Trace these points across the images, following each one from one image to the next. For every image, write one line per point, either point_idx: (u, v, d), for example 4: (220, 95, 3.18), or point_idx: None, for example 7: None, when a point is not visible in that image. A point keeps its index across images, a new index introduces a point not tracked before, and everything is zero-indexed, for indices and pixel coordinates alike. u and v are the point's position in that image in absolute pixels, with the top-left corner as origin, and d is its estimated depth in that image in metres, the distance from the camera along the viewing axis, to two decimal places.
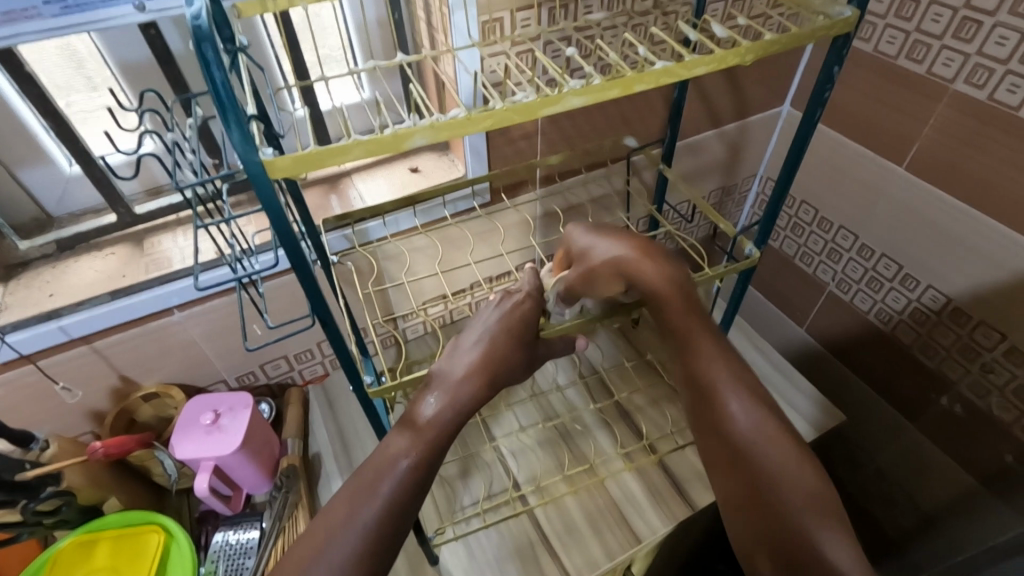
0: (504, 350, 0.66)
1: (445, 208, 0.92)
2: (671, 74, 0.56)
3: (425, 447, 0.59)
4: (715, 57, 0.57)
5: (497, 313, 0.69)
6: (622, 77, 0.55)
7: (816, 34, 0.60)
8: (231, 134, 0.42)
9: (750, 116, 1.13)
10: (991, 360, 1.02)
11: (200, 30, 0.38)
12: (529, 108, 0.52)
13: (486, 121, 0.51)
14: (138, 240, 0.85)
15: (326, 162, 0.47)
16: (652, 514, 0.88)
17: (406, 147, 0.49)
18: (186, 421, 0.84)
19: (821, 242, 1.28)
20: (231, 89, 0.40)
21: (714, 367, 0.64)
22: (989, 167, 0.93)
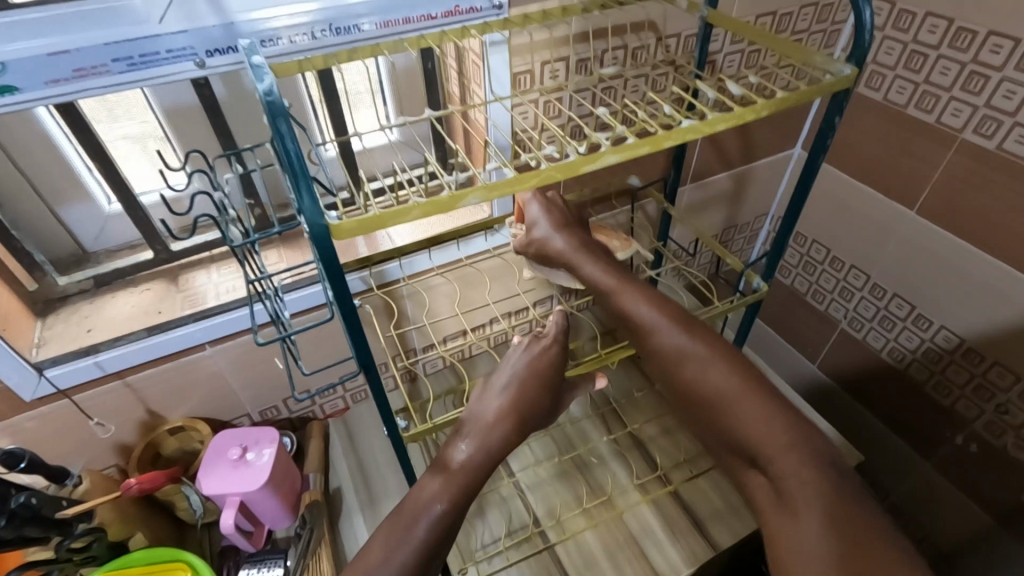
0: (533, 399, 0.67)
1: (459, 248, 0.92)
2: (695, 130, 0.59)
3: (459, 487, 0.60)
4: (735, 114, 0.60)
5: (525, 356, 0.69)
6: (653, 135, 0.58)
7: (822, 90, 0.63)
8: (300, 196, 0.45)
9: (758, 159, 1.17)
10: (1006, 400, 1.04)
11: (273, 106, 0.43)
12: (570, 166, 0.55)
13: (534, 179, 0.54)
14: (172, 276, 0.87)
15: (386, 222, 0.49)
16: (671, 549, 0.87)
17: (456, 206, 0.52)
18: (212, 456, 0.84)
19: (833, 281, 1.30)
20: (303, 157, 0.44)
21: (635, 304, 0.72)
22: (996, 211, 0.96)
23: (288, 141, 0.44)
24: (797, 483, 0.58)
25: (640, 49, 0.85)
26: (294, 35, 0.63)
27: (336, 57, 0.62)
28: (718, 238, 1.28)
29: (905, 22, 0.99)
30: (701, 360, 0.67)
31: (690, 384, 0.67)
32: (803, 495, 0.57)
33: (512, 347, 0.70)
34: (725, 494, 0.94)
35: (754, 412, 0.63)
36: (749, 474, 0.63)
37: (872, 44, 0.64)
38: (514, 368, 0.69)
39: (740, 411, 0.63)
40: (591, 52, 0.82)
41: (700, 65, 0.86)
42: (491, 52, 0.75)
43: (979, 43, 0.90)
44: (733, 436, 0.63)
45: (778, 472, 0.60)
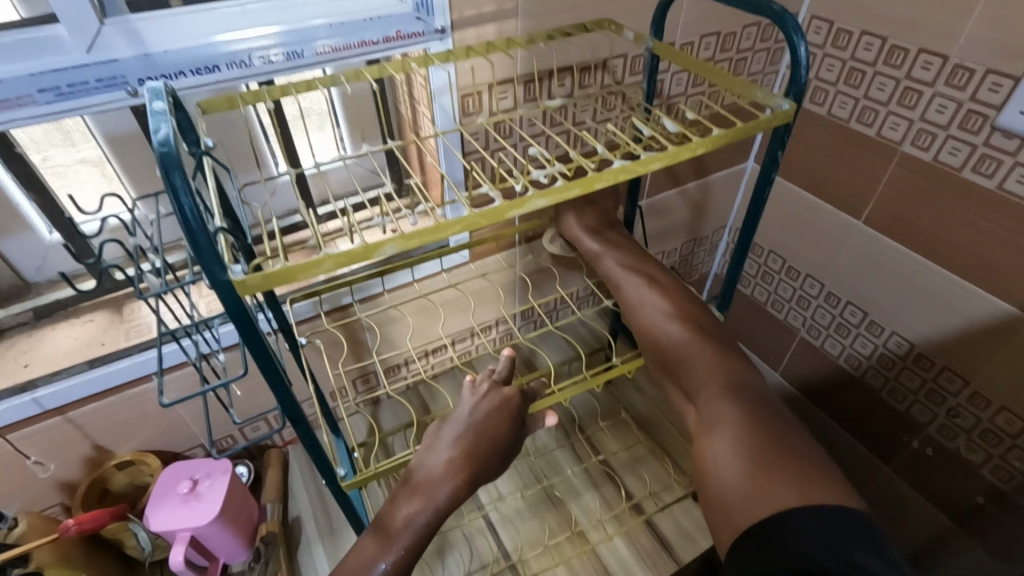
0: (491, 454, 0.57)
1: (411, 273, 0.89)
2: (630, 171, 0.54)
3: (398, 542, 0.54)
4: (669, 154, 0.55)
5: (483, 406, 0.59)
6: (583, 176, 0.52)
7: (761, 129, 0.59)
8: (197, 254, 0.37)
9: (711, 175, 1.19)
10: (956, 403, 1.06)
11: (167, 157, 0.35)
12: (493, 213, 0.48)
13: (457, 225, 0.46)
14: (117, 306, 0.85)
15: (298, 276, 0.41)
16: (636, 568, 0.88)
17: (375, 255, 0.44)
18: (162, 491, 0.82)
19: (790, 290, 1.33)
20: (203, 216, 0.35)
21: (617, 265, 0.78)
22: (936, 222, 0.99)
23: (186, 196, 0.36)
24: (725, 412, 0.59)
25: (587, 72, 0.87)
26: (244, 59, 0.63)
27: (271, 92, 0.61)
28: (679, 252, 1.30)
29: (843, 40, 1.04)
30: (661, 315, 0.71)
31: (649, 335, 0.71)
32: (725, 421, 0.58)
33: (461, 394, 0.60)
34: (689, 514, 0.94)
35: (704, 358, 0.65)
36: (689, 412, 0.64)
37: (806, 79, 0.61)
38: (466, 419, 0.58)
39: (688, 354, 0.67)
40: (541, 76, 0.83)
41: (649, 98, 0.81)
42: (435, 94, 0.77)
43: (911, 60, 0.95)
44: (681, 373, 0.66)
45: (709, 406, 0.61)
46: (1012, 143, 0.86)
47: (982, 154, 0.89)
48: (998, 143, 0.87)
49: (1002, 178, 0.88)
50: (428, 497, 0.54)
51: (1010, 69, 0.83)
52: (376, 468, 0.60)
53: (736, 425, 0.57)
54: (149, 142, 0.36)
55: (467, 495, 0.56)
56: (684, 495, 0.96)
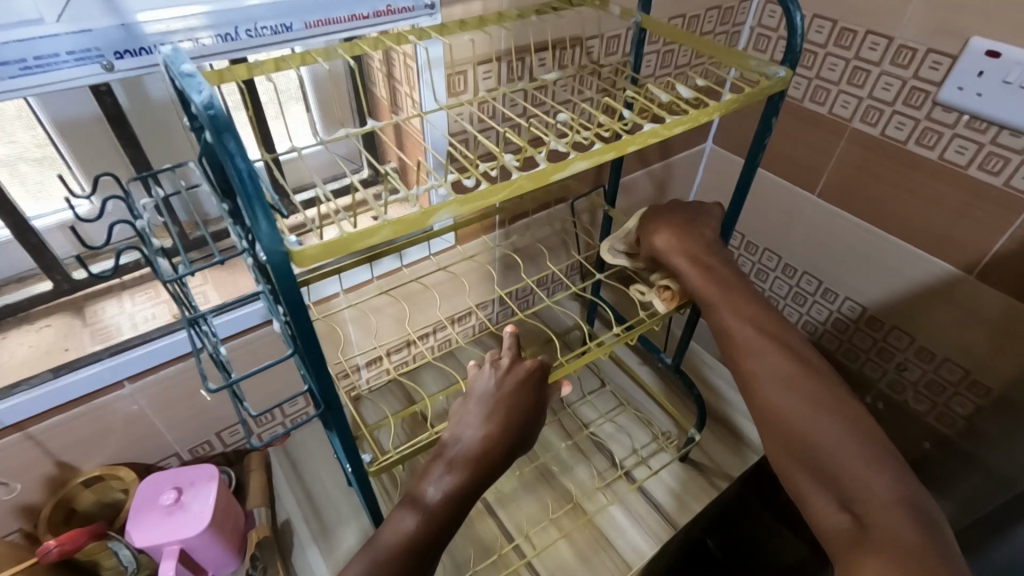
0: (522, 426, 0.58)
1: (398, 258, 0.87)
2: (659, 135, 0.55)
3: (435, 517, 0.54)
4: (692, 118, 0.56)
5: (502, 382, 0.59)
6: (618, 140, 0.53)
7: (758, 95, 0.62)
8: (256, 221, 0.34)
9: (674, 156, 1.23)
10: (904, 359, 1.16)
11: (217, 120, 0.33)
12: (541, 176, 0.48)
13: (507, 191, 0.46)
14: (77, 309, 0.77)
15: (357, 245, 0.39)
16: (635, 535, 0.90)
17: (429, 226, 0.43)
18: (143, 503, 0.76)
19: (750, 264, 1.40)
20: (259, 175, 0.34)
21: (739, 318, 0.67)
22: (883, 192, 1.07)
23: (239, 158, 0.34)
24: (901, 546, 0.50)
25: (566, 51, 0.87)
26: (222, 34, 0.59)
27: (264, 66, 0.58)
28: None
29: None
30: (796, 386, 0.61)
31: (775, 405, 0.61)
32: (901, 557, 0.49)
33: (479, 372, 0.60)
34: (680, 479, 0.97)
35: (861, 449, 0.56)
36: (829, 512, 0.55)
37: (801, 50, 0.64)
38: (492, 395, 0.58)
39: (832, 447, 0.56)
40: (523, 57, 0.83)
41: (636, 67, 0.82)
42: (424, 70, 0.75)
43: (859, 41, 1.02)
44: (821, 468, 0.56)
45: (875, 527, 0.52)
46: (950, 116, 0.94)
47: (925, 127, 0.98)
48: (938, 117, 0.95)
49: (942, 149, 0.97)
50: (465, 473, 0.54)
51: (949, 48, 0.91)
52: (402, 450, 0.60)
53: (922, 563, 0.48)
54: (191, 108, 0.34)
55: (500, 468, 0.56)
56: (674, 460, 0.99)
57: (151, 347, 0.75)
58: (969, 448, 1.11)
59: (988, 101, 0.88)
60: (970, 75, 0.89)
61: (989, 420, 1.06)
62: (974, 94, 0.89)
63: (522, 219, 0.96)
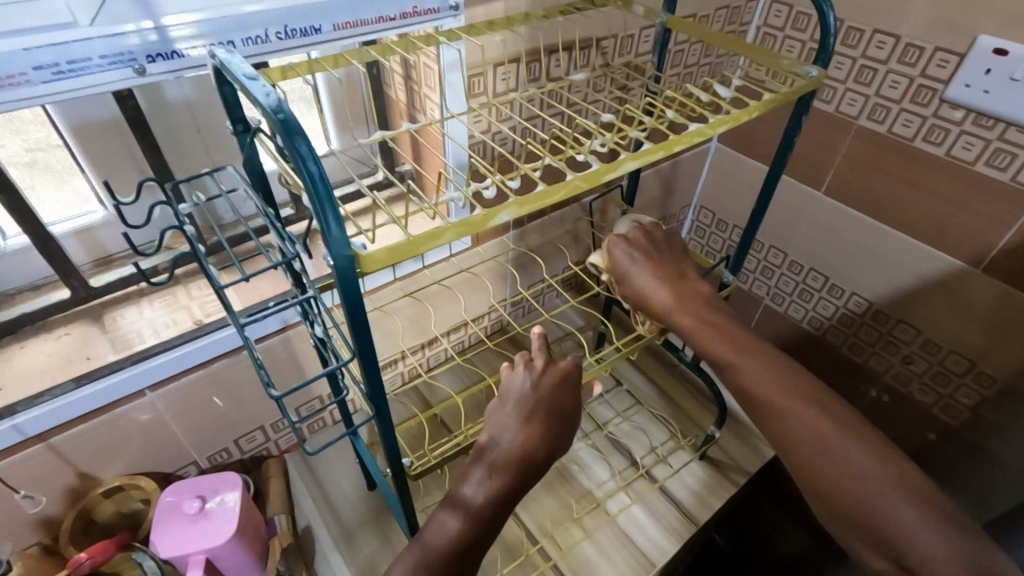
0: (561, 425, 0.58)
1: (420, 261, 0.86)
2: (704, 134, 0.56)
3: (478, 520, 0.53)
4: (732, 118, 0.58)
5: (539, 383, 0.59)
6: (664, 140, 0.54)
7: (792, 95, 0.64)
8: (326, 225, 0.35)
9: (681, 155, 1.24)
10: (910, 352, 1.18)
11: (287, 125, 0.33)
12: (594, 175, 0.49)
13: (562, 191, 0.47)
14: (95, 316, 0.76)
15: (420, 247, 0.41)
16: (658, 533, 0.90)
17: (490, 225, 0.44)
18: (167, 512, 0.75)
19: (756, 261, 1.41)
20: (330, 178, 0.34)
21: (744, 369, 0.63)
22: (890, 188, 1.09)
23: (309, 162, 0.34)
24: None
25: (585, 51, 0.87)
26: (252, 38, 0.58)
27: (297, 70, 0.58)
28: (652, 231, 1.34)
29: None
30: (822, 435, 0.58)
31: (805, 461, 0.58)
32: None
33: (513, 373, 0.60)
34: (698, 476, 0.98)
35: (903, 506, 0.53)
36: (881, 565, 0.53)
37: (834, 50, 0.67)
38: (529, 397, 0.58)
39: (870, 501, 0.54)
40: (543, 54, 0.82)
41: (659, 67, 0.85)
42: (446, 71, 0.74)
43: (866, 40, 1.03)
44: (867, 522, 0.54)
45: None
46: (957, 113, 0.96)
47: (931, 124, 0.99)
48: (945, 114, 0.97)
49: (949, 146, 0.99)
50: (507, 475, 0.54)
51: (956, 47, 0.92)
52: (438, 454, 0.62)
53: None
54: (261, 114, 0.34)
55: (541, 469, 0.56)
56: (692, 457, 1.00)
57: (173, 353, 0.74)
58: (977, 439, 1.13)
59: (994, 98, 0.90)
60: (977, 72, 0.90)
61: (996, 411, 1.08)
62: (981, 91, 0.91)
63: (539, 218, 0.96)
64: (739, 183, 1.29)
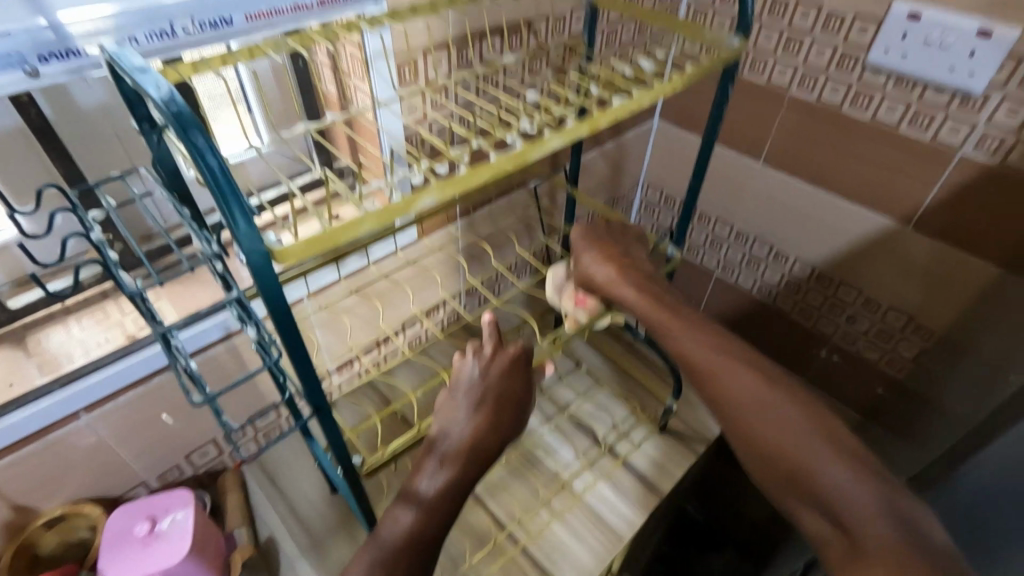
0: (512, 412, 0.57)
1: (365, 258, 0.84)
2: (626, 109, 0.58)
3: (433, 510, 0.53)
4: (656, 89, 0.59)
5: (490, 370, 0.58)
6: (588, 116, 0.55)
7: (715, 65, 0.65)
8: (233, 222, 0.35)
9: (623, 135, 1.23)
10: (854, 311, 1.23)
11: (180, 117, 0.32)
12: (518, 156, 0.50)
13: (487, 172, 0.48)
14: (17, 341, 0.72)
15: (340, 239, 0.41)
16: (624, 507, 0.92)
17: (414, 210, 0.45)
18: (116, 536, 0.71)
19: (705, 234, 1.43)
20: (232, 173, 0.33)
21: (691, 340, 0.64)
22: (823, 154, 1.12)
23: (210, 156, 0.34)
24: (890, 554, 0.47)
25: (517, 34, 0.86)
26: (154, 32, 0.55)
27: (210, 63, 0.55)
28: None
29: None
30: (763, 397, 0.59)
31: (750, 423, 0.58)
32: (890, 563, 0.47)
33: (462, 363, 0.59)
34: (659, 448, 1.00)
35: (833, 461, 0.53)
36: (819, 528, 0.52)
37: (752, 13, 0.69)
38: (478, 385, 0.58)
39: (808, 459, 0.54)
40: (473, 38, 0.81)
41: (589, 46, 0.86)
42: (372, 57, 0.73)
43: (791, 12, 1.04)
44: (806, 486, 0.53)
45: (866, 539, 0.49)
46: (879, 79, 0.99)
47: (857, 90, 1.02)
48: (868, 80, 1.00)
49: (875, 111, 1.02)
50: (459, 464, 0.54)
51: (874, 15, 0.95)
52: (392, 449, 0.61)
53: (904, 563, 0.46)
54: (153, 109, 0.33)
55: (493, 456, 0.56)
56: (652, 429, 1.02)
57: (107, 371, 0.70)
58: (920, 388, 1.18)
59: (912, 62, 0.93)
60: (895, 38, 0.94)
61: (934, 361, 1.14)
62: (900, 57, 0.94)
63: (484, 206, 0.95)
64: (682, 159, 1.30)
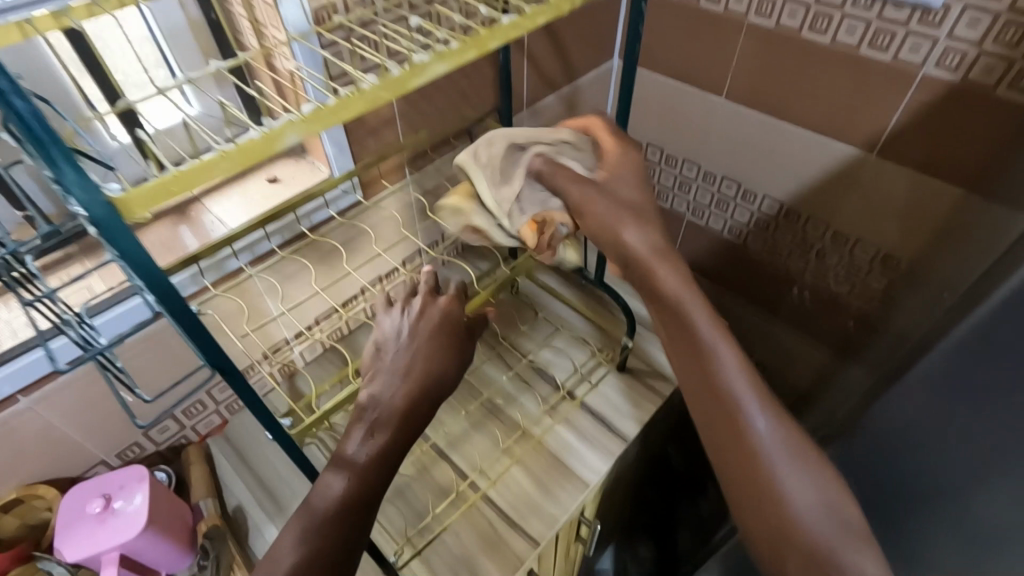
0: (442, 368, 0.58)
1: (301, 222, 0.81)
2: (520, 27, 0.55)
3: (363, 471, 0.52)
4: (550, 7, 0.57)
5: (421, 325, 0.60)
6: (475, 38, 0.52)
7: None
8: (57, 172, 0.33)
9: (578, 77, 1.16)
10: (827, 249, 1.11)
11: None
12: (395, 83, 0.48)
13: (358, 102, 0.46)
14: None
15: (191, 182, 0.40)
16: (595, 461, 0.88)
17: (278, 147, 0.43)
18: (70, 517, 0.69)
19: (673, 176, 1.28)
20: (43, 117, 0.32)
21: (726, 368, 0.54)
22: (825, 96, 0.95)
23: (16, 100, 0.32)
24: None
25: None
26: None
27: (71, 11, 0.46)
28: None
29: None
30: (792, 462, 0.52)
31: (774, 489, 0.51)
32: None
33: (389, 317, 0.62)
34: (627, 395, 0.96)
35: (863, 555, 0.49)
36: None
37: None
38: (406, 341, 0.60)
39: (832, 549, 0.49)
40: None
41: None
42: None
43: None
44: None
45: None
46: (903, 12, 0.82)
47: (877, 28, 0.85)
48: (891, 14, 0.83)
49: (897, 50, 0.85)
50: (390, 430, 0.53)
51: None
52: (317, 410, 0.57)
53: None
54: None
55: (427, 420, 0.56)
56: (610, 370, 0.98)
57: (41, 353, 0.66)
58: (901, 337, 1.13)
59: None
60: None
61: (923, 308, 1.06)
62: None
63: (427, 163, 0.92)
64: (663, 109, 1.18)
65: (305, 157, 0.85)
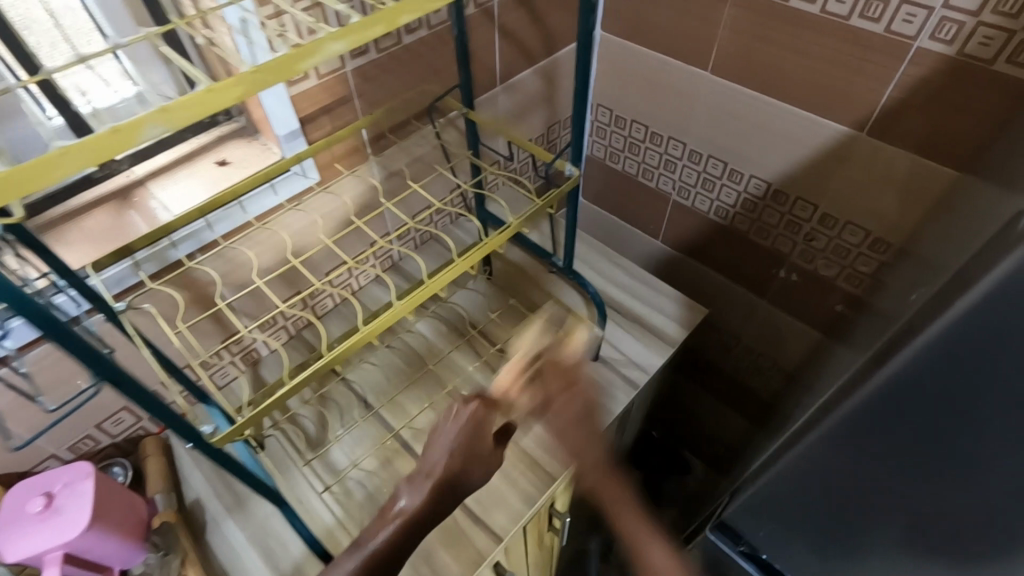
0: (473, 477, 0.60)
1: (245, 210, 0.77)
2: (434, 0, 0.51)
3: None
4: None
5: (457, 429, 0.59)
6: (382, 11, 0.49)
7: None
8: None
9: (557, 50, 1.10)
10: (811, 229, 1.07)
11: None
12: (282, 66, 0.45)
13: (234, 90, 0.43)
14: None
15: (39, 180, 0.38)
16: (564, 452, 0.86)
17: (139, 139, 0.41)
18: (9, 516, 0.67)
19: (657, 155, 1.22)
20: None
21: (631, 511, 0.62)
22: (812, 70, 0.90)
23: None
24: None
25: None
26: None
27: None
28: (539, 142, 1.21)
29: None
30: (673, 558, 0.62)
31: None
32: None
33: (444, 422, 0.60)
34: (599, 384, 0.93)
35: None
36: None
37: None
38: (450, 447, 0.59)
39: None
40: None
41: None
42: None
43: None
44: None
45: None
46: None
47: None
48: None
49: (889, 20, 0.79)
50: None
51: None
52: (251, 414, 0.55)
53: None
54: None
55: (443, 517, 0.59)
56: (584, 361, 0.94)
57: None
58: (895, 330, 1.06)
59: None
60: None
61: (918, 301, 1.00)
62: None
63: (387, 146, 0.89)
64: (645, 82, 1.13)
65: (257, 138, 0.81)
